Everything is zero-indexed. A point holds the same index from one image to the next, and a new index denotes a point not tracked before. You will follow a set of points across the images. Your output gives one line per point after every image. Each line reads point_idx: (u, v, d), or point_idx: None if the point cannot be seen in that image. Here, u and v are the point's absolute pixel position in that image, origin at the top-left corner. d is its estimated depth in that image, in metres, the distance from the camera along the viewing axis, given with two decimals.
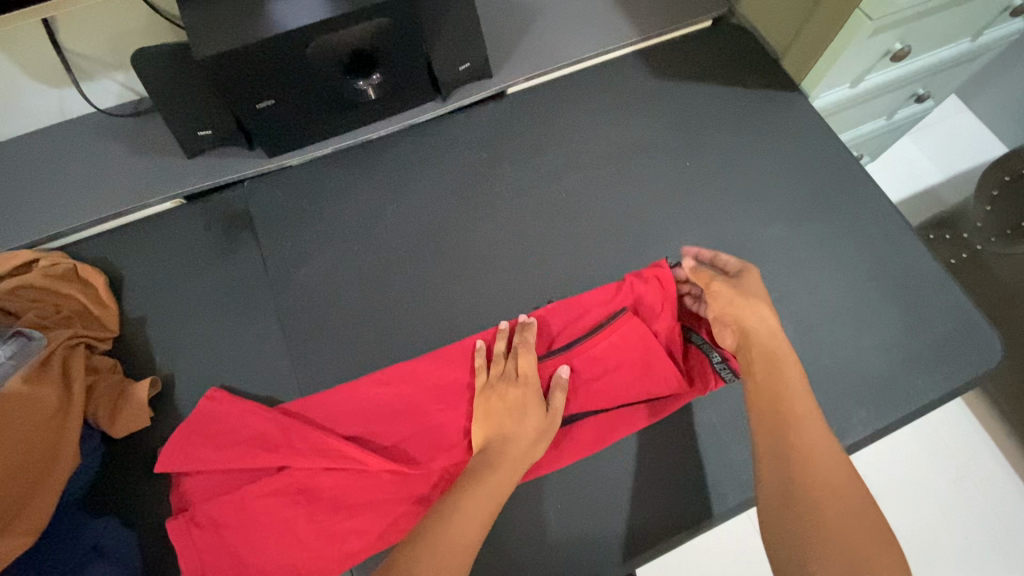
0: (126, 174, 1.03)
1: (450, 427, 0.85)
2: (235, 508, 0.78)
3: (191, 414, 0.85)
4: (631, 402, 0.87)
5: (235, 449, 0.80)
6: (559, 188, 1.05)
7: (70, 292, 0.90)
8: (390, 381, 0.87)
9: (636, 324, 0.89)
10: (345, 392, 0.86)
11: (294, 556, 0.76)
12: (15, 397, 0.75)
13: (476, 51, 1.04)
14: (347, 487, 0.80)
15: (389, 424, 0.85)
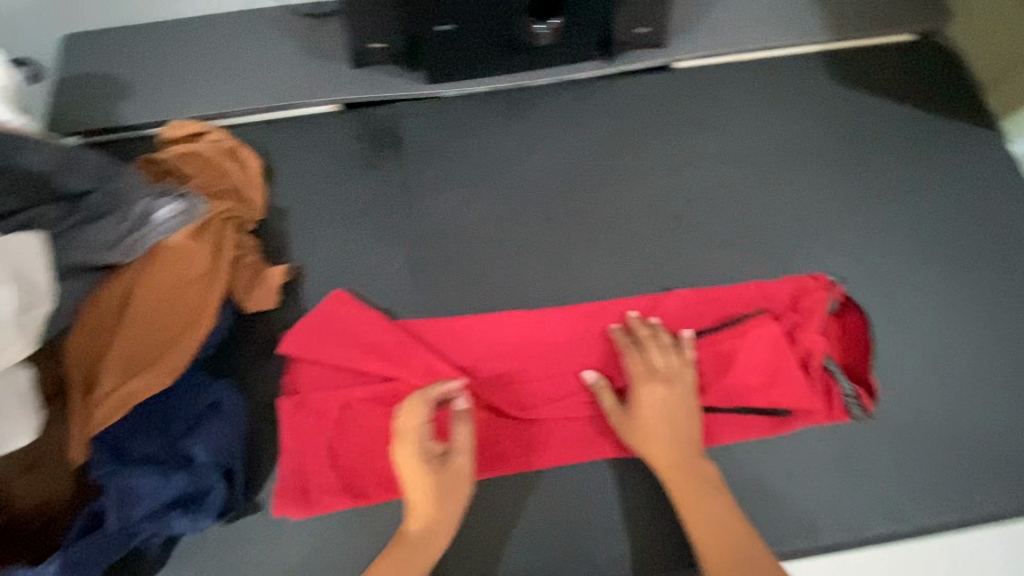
0: (294, 71, 1.07)
1: (556, 384, 0.85)
2: (342, 405, 0.82)
3: (318, 308, 0.89)
4: (748, 409, 0.83)
5: (355, 352, 0.84)
6: (710, 176, 1.00)
7: (229, 168, 0.95)
8: (506, 325, 0.88)
9: (772, 332, 0.85)
10: (460, 325, 0.88)
11: (384, 465, 0.80)
12: (176, 249, 0.79)
13: (660, 16, 1.01)
14: (442, 413, 0.81)
15: (498, 365, 0.86)
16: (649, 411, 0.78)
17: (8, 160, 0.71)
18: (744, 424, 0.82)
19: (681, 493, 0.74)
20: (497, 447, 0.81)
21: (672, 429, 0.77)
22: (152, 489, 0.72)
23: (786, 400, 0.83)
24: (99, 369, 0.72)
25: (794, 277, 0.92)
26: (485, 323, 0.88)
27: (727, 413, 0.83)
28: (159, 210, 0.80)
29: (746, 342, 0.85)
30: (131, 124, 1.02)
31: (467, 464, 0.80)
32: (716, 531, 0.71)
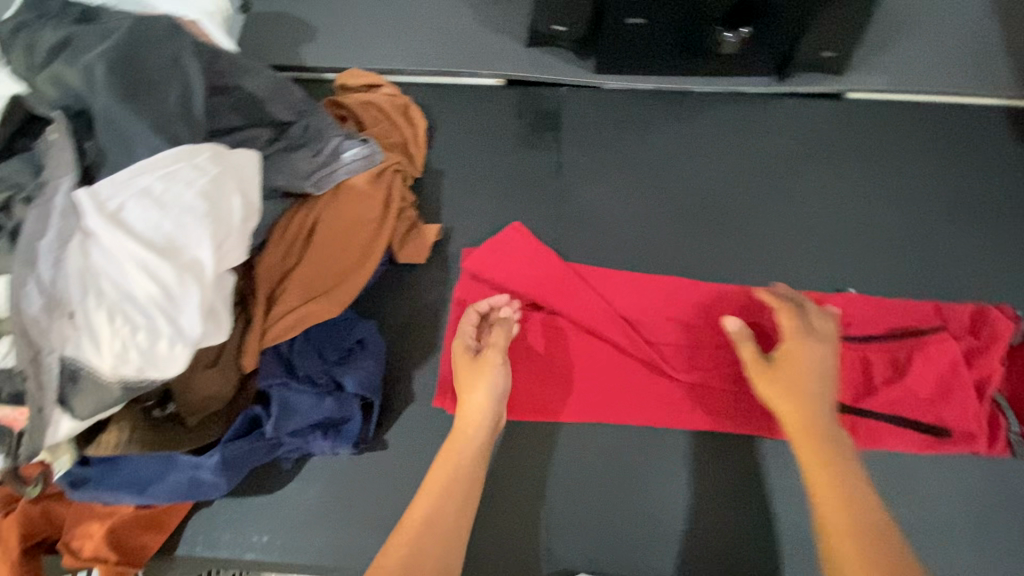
0: (469, 41, 1.10)
1: (711, 355, 0.87)
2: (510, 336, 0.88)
3: (495, 237, 0.95)
4: (904, 422, 0.82)
5: (529, 290, 0.91)
6: (870, 213, 0.97)
7: (401, 124, 0.99)
8: (669, 293, 0.91)
9: (949, 352, 0.82)
10: (619, 285, 0.92)
11: (537, 397, 0.86)
12: (356, 190, 0.84)
13: (850, 42, 0.98)
14: (591, 364, 0.87)
15: (659, 324, 0.89)
16: (807, 364, 0.73)
17: (233, 81, 0.75)
18: (896, 432, 0.82)
19: (804, 459, 0.68)
20: (644, 404, 0.85)
21: (806, 385, 0.72)
22: (305, 408, 0.77)
23: (943, 419, 0.81)
24: (281, 289, 0.77)
25: (978, 304, 0.89)
26: (644, 284, 0.92)
27: (878, 420, 0.82)
28: (347, 151, 0.84)
29: (910, 358, 0.83)
30: (312, 67, 1.08)
31: (616, 409, 0.85)
32: (830, 494, 0.65)
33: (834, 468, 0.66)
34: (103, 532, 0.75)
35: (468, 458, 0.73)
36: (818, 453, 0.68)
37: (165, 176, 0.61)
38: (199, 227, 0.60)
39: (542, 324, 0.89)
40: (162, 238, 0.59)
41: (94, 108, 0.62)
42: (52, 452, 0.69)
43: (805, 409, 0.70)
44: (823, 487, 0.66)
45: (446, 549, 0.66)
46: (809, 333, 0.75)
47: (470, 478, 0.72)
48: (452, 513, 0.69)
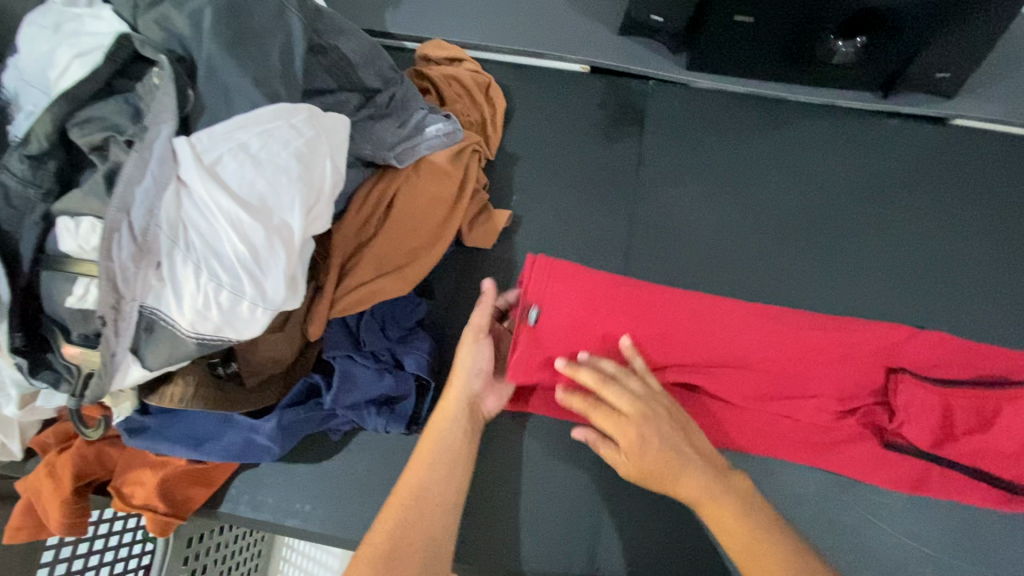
0: (557, 22, 1.05)
1: None
2: None
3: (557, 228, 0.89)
4: (977, 475, 0.78)
5: None
6: (965, 250, 0.91)
7: (480, 102, 0.96)
8: (736, 309, 0.85)
9: None
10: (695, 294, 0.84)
11: None
12: (435, 167, 0.81)
13: (971, 64, 0.91)
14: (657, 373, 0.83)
15: None
16: (671, 437, 0.68)
17: (331, 41, 0.72)
18: (965, 484, 0.79)
19: (720, 523, 0.67)
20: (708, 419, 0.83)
21: (675, 467, 0.67)
22: (365, 383, 0.75)
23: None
24: (353, 262, 0.76)
25: None
26: (708, 295, 0.85)
27: (954, 469, 0.78)
28: (430, 126, 0.82)
29: (1000, 410, 0.77)
30: (395, 34, 1.06)
31: None
32: (744, 551, 0.65)
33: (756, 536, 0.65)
34: (155, 482, 0.74)
35: (450, 429, 0.73)
36: (725, 515, 0.66)
37: (263, 133, 0.59)
38: (291, 190, 0.59)
39: None
40: (254, 196, 0.57)
41: (197, 56, 0.61)
42: (115, 399, 0.69)
43: (689, 482, 0.67)
44: (740, 548, 0.66)
45: (436, 511, 0.67)
46: (634, 416, 0.68)
47: (455, 451, 0.72)
48: (443, 482, 0.69)
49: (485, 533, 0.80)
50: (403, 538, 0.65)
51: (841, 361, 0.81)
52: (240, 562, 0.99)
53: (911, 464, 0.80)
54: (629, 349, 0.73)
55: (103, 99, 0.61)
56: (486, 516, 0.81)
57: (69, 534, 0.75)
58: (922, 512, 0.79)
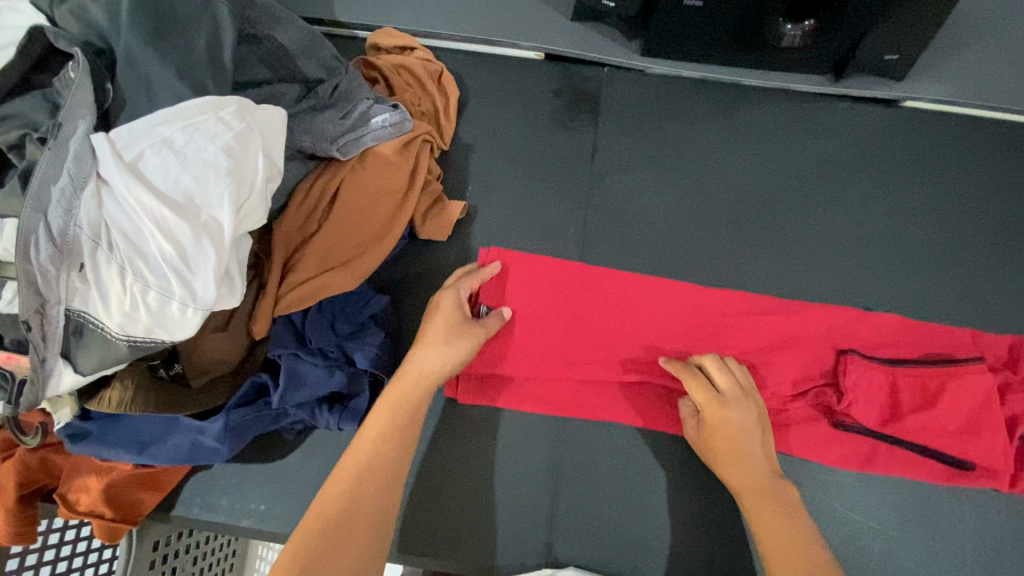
0: (510, 9, 1.04)
1: None
2: (522, 328, 0.85)
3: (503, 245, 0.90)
4: (924, 451, 0.79)
5: (544, 283, 0.87)
6: (916, 231, 0.92)
7: (432, 91, 0.94)
8: (688, 300, 0.87)
9: (984, 384, 0.78)
10: (649, 285, 0.88)
11: (546, 391, 0.84)
12: (383, 157, 0.79)
13: (918, 46, 0.92)
14: (614, 359, 0.84)
15: (676, 330, 0.85)
16: (752, 428, 0.74)
17: (265, 29, 0.71)
18: (914, 460, 0.80)
19: (761, 521, 0.71)
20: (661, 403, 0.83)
21: (743, 450, 0.73)
22: (315, 381, 0.74)
23: (970, 454, 0.78)
24: (298, 257, 0.74)
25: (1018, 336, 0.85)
26: (661, 287, 0.88)
27: (899, 446, 0.80)
28: (376, 116, 0.79)
29: (944, 388, 0.79)
30: (344, 23, 1.03)
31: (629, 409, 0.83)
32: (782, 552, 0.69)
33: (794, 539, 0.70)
34: (101, 488, 0.73)
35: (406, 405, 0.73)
36: (768, 512, 0.71)
37: (187, 128, 0.57)
38: (219, 185, 0.57)
39: (556, 318, 0.85)
40: (180, 194, 0.56)
41: (116, 49, 0.59)
42: (52, 404, 0.66)
43: (755, 472, 0.73)
44: (773, 545, 0.70)
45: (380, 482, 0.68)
46: (731, 400, 0.75)
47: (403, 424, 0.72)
48: (389, 456, 0.70)
49: (442, 526, 0.80)
50: (351, 509, 0.66)
51: (790, 346, 0.84)
52: (217, 561, 0.98)
53: (859, 442, 0.81)
54: (721, 374, 0.76)
55: (18, 96, 0.59)
56: (444, 510, 0.80)
57: (16, 544, 0.73)
58: (872, 490, 0.80)
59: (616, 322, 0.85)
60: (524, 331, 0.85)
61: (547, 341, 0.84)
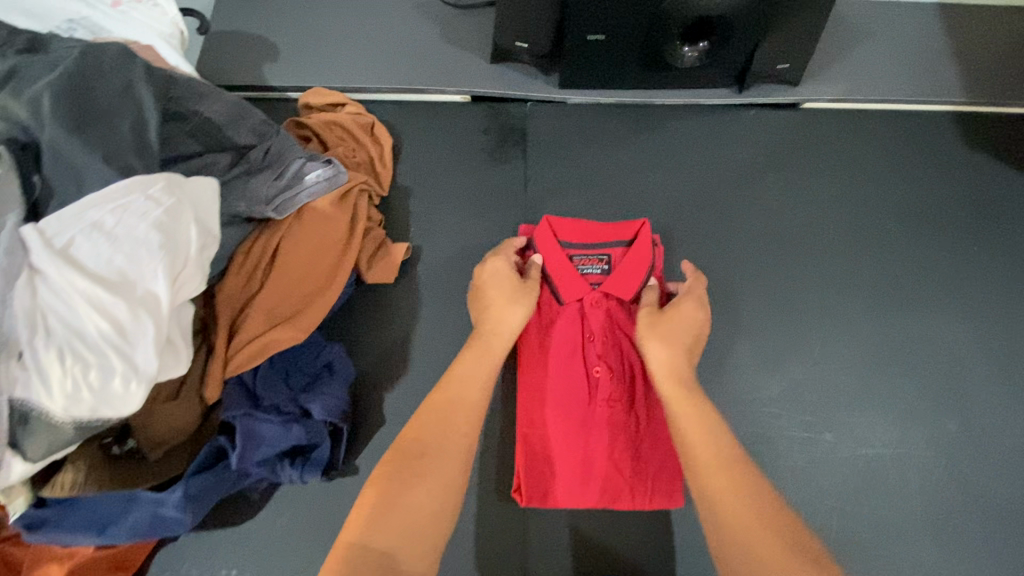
0: (433, 57, 1.09)
1: (581, 386, 0.85)
2: (529, 369, 0.88)
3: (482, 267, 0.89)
4: (643, 487, 0.82)
5: (539, 334, 0.89)
6: (828, 222, 1.00)
7: (365, 141, 0.98)
8: (576, 323, 0.88)
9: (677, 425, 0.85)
10: (554, 318, 0.89)
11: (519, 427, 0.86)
12: (319, 213, 0.83)
13: (805, 54, 1.01)
14: (580, 437, 0.84)
15: (562, 358, 0.87)
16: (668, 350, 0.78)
17: (191, 106, 0.74)
18: (641, 483, 0.83)
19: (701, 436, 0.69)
20: (610, 471, 0.83)
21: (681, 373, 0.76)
22: (272, 437, 0.75)
23: (649, 491, 0.82)
24: (243, 317, 0.76)
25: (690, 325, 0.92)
26: (567, 317, 0.89)
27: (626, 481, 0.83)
28: (310, 173, 0.82)
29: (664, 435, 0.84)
30: (274, 86, 1.06)
31: (543, 445, 0.84)
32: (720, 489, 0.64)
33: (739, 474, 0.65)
34: (62, 575, 0.71)
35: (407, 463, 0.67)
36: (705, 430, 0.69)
37: (116, 208, 0.59)
38: (153, 259, 0.59)
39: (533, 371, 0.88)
40: (114, 272, 0.58)
41: (41, 140, 0.60)
42: (7, 494, 0.65)
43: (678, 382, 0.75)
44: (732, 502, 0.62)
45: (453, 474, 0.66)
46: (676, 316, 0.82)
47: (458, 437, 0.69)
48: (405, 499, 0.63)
49: None
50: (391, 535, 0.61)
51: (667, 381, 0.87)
52: None
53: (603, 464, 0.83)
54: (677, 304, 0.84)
55: None
56: None
57: None
58: (824, 469, 0.84)
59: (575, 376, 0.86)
60: (529, 370, 0.88)
61: (546, 272, 0.90)
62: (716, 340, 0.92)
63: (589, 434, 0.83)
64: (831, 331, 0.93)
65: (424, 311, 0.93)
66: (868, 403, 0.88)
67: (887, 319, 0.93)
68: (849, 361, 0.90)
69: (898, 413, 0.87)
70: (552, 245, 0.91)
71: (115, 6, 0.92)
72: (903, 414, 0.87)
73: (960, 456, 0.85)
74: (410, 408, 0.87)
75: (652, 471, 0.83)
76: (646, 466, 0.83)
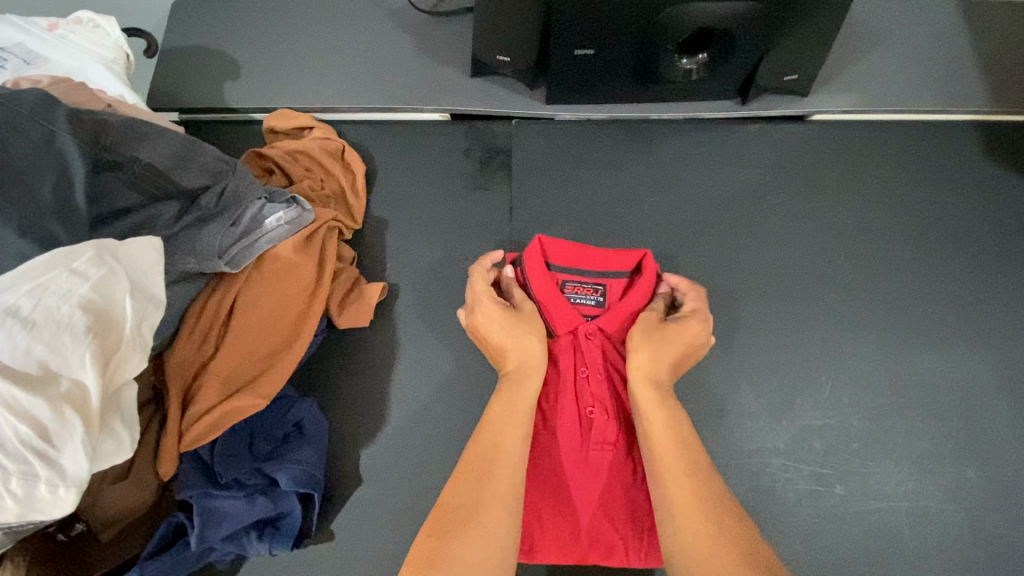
0: (408, 71, 1.00)
1: (572, 429, 0.75)
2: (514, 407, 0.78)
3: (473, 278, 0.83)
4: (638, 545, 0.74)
5: None
6: (838, 248, 0.92)
7: (334, 171, 0.90)
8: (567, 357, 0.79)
9: None
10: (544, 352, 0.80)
11: None
12: (281, 260, 0.76)
13: (814, 63, 0.92)
14: (573, 491, 0.74)
15: (551, 397, 0.79)
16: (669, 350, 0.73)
17: (127, 153, 0.65)
18: (635, 542, 0.74)
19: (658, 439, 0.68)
20: (602, 530, 0.74)
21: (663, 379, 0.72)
22: (235, 512, 0.69)
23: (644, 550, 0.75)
24: (196, 387, 0.70)
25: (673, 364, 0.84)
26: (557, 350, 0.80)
27: (619, 539, 0.74)
28: (270, 216, 0.75)
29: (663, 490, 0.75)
30: (236, 108, 0.98)
31: (530, 498, 0.75)
32: (676, 492, 0.63)
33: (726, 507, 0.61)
34: None
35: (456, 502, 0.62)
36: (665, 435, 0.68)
37: (33, 289, 0.52)
38: (79, 346, 0.52)
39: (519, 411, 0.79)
40: (33, 365, 0.50)
41: None
42: None
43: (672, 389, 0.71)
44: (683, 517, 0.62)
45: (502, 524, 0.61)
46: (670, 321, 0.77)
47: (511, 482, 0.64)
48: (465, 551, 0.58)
49: None
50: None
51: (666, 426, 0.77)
52: None
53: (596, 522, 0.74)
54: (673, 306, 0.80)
55: None
56: None
57: None
58: (833, 526, 0.78)
59: (568, 416, 0.76)
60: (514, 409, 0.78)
61: (535, 298, 0.81)
62: (716, 383, 0.85)
63: (579, 485, 0.74)
64: (842, 371, 0.86)
65: (402, 356, 0.86)
66: (880, 451, 0.82)
67: (901, 356, 0.86)
68: (860, 404, 0.84)
69: (913, 461, 0.81)
70: (542, 271, 0.82)
71: (52, 29, 0.83)
72: (918, 462, 0.81)
73: (980, 508, 0.79)
74: (387, 465, 0.81)
75: (648, 526, 0.74)
76: (643, 524, 0.74)
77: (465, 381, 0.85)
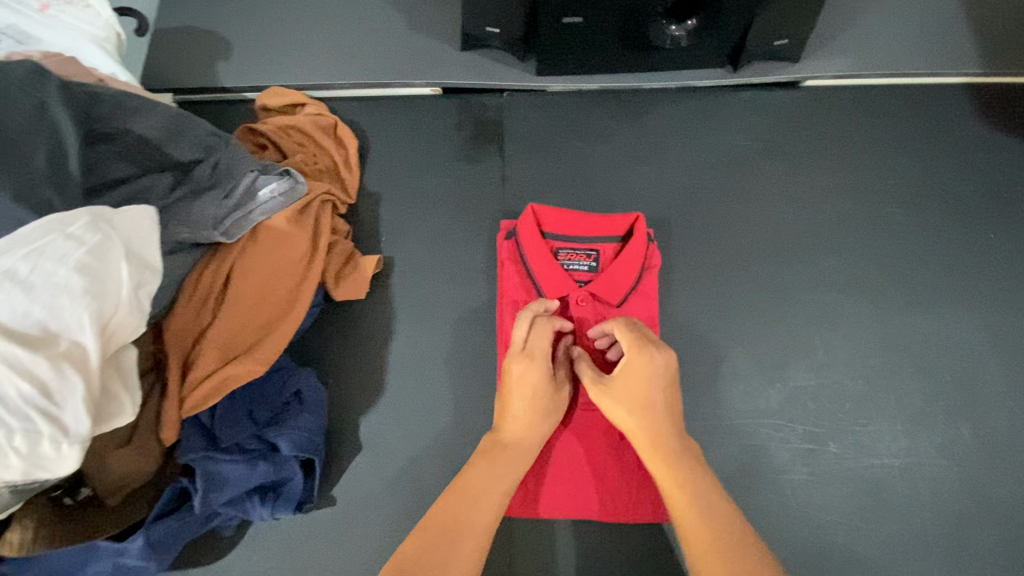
0: (398, 47, 1.01)
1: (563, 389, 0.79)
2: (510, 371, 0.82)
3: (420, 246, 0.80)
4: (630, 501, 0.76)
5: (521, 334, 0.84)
6: (830, 212, 0.93)
7: (327, 145, 0.91)
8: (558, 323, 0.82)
9: None
10: None
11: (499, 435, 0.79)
12: (277, 229, 0.77)
13: (804, 27, 0.91)
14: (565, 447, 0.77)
15: None
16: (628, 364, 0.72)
17: (119, 123, 0.67)
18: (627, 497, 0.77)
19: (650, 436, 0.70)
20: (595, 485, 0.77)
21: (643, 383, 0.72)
22: (237, 477, 0.70)
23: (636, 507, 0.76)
24: (195, 353, 0.72)
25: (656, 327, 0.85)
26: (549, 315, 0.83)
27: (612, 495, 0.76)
28: (262, 188, 0.76)
29: None
30: (229, 87, 0.99)
31: None
32: (674, 488, 0.66)
33: (712, 519, 0.63)
34: None
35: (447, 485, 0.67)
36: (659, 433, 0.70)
37: (30, 253, 0.53)
38: (77, 307, 0.53)
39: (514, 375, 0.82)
40: (33, 326, 0.52)
41: None
42: None
43: (649, 428, 0.70)
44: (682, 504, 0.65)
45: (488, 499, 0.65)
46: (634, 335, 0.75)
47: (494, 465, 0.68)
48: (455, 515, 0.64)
49: None
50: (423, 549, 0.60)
51: None
52: None
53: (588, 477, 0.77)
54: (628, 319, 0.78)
55: None
56: None
57: None
58: (825, 482, 0.79)
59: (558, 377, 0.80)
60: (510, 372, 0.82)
61: (529, 266, 0.84)
62: (710, 346, 0.86)
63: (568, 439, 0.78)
64: (834, 333, 0.86)
65: (397, 327, 0.87)
66: (873, 409, 0.82)
67: (894, 317, 0.87)
68: (852, 364, 0.85)
69: (906, 419, 0.82)
70: (535, 238, 0.83)
71: (43, 10, 0.83)
72: (910, 420, 0.82)
73: (972, 463, 0.80)
74: (385, 432, 0.82)
75: (637, 480, 0.77)
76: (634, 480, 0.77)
77: (460, 349, 0.86)
